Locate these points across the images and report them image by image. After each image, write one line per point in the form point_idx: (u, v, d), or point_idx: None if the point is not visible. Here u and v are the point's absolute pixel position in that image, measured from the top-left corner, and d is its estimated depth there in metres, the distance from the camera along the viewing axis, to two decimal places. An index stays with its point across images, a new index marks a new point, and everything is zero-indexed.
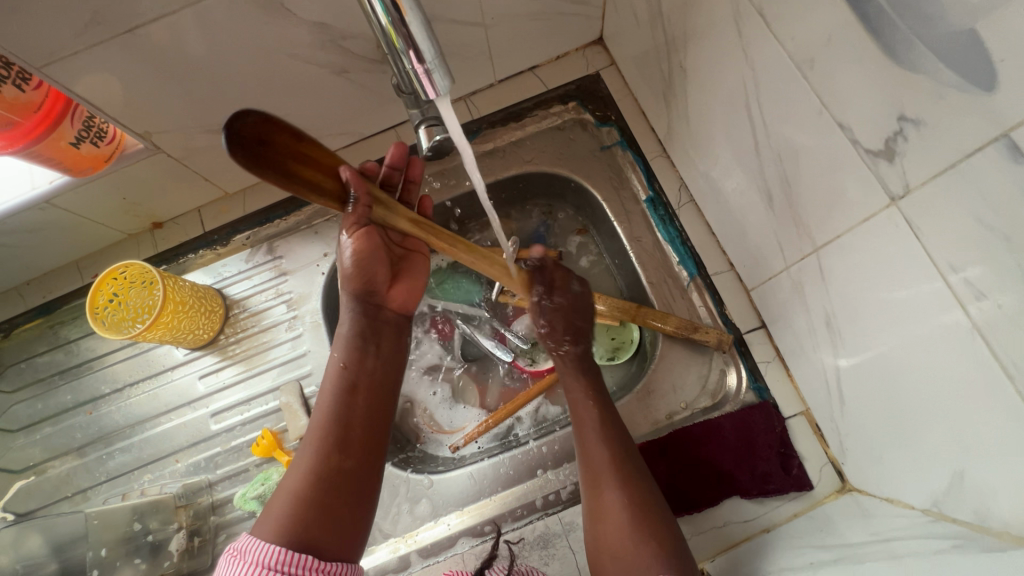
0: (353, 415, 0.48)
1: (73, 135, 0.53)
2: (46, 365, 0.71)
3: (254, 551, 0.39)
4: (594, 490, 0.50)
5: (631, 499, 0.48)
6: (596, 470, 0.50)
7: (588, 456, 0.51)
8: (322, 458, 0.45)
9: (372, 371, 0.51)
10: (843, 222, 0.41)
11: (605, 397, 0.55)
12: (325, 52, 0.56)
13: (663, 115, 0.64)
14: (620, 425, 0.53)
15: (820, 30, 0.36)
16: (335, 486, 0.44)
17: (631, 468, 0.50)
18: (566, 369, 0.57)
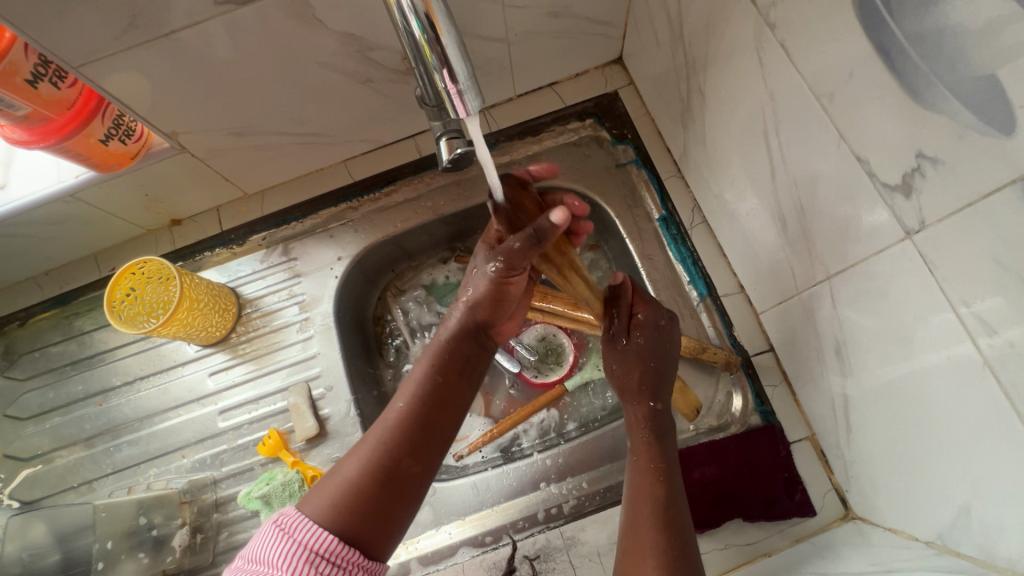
0: (433, 423, 0.48)
1: (103, 133, 0.54)
2: (59, 355, 0.72)
3: (303, 532, 0.41)
4: (631, 559, 0.47)
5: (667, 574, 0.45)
6: (638, 519, 0.49)
7: (636, 527, 0.48)
8: (389, 458, 0.46)
9: (461, 385, 0.51)
10: (855, 253, 0.42)
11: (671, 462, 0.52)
12: (351, 61, 0.57)
13: (679, 136, 0.65)
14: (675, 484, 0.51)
15: (839, 64, 0.37)
16: (393, 488, 0.45)
17: (682, 544, 0.47)
18: (640, 433, 0.55)
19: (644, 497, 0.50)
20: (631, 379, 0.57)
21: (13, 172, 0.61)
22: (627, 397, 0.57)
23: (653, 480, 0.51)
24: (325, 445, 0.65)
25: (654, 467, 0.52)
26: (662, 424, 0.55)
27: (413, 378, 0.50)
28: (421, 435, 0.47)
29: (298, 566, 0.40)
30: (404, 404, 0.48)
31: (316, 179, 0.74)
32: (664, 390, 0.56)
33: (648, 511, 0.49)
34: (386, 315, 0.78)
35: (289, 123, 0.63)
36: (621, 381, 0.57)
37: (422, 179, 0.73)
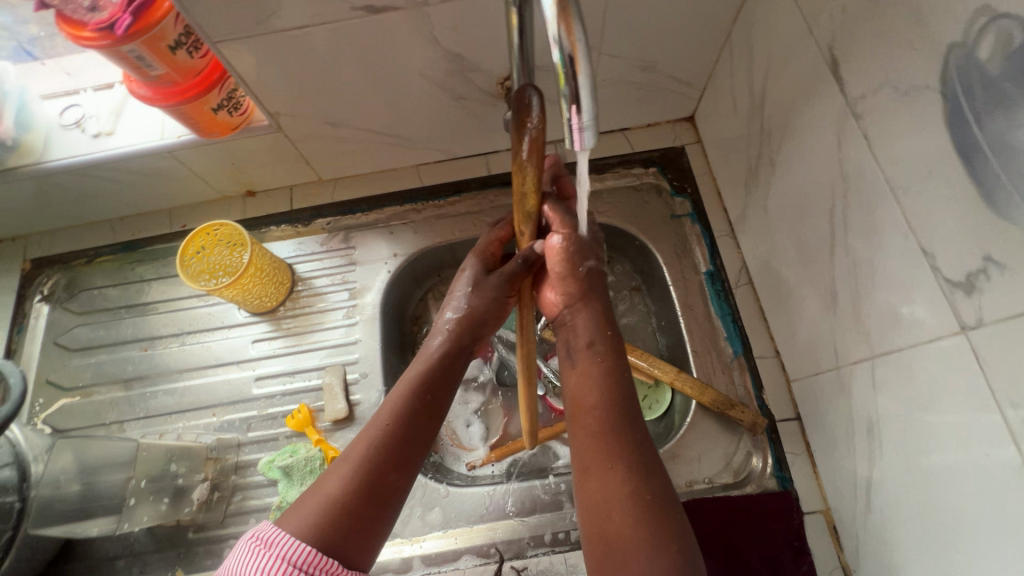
0: (415, 432, 0.49)
1: (216, 103, 0.58)
2: (116, 297, 0.75)
3: (281, 545, 0.40)
4: (594, 472, 0.43)
5: (639, 484, 0.42)
6: (596, 423, 0.45)
7: (593, 438, 0.45)
8: (370, 473, 0.46)
9: (443, 397, 0.52)
10: (902, 338, 0.44)
11: (620, 355, 0.50)
12: (452, 78, 0.62)
13: (739, 199, 0.69)
14: (631, 398, 0.47)
15: (918, 161, 0.39)
16: (375, 501, 0.45)
17: (651, 451, 0.44)
18: (594, 325, 0.52)
19: (596, 393, 0.47)
20: (581, 280, 0.54)
21: (122, 123, 0.66)
22: (581, 299, 0.54)
23: (603, 376, 0.48)
24: (350, 429, 0.67)
25: (604, 360, 0.49)
26: (608, 315, 0.53)
27: (395, 388, 0.51)
28: (402, 446, 0.48)
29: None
30: (386, 420, 0.49)
31: (387, 177, 0.78)
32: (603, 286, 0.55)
33: (601, 410, 0.46)
34: (423, 316, 0.81)
35: (379, 123, 0.68)
36: (575, 283, 0.54)
37: (486, 195, 0.77)
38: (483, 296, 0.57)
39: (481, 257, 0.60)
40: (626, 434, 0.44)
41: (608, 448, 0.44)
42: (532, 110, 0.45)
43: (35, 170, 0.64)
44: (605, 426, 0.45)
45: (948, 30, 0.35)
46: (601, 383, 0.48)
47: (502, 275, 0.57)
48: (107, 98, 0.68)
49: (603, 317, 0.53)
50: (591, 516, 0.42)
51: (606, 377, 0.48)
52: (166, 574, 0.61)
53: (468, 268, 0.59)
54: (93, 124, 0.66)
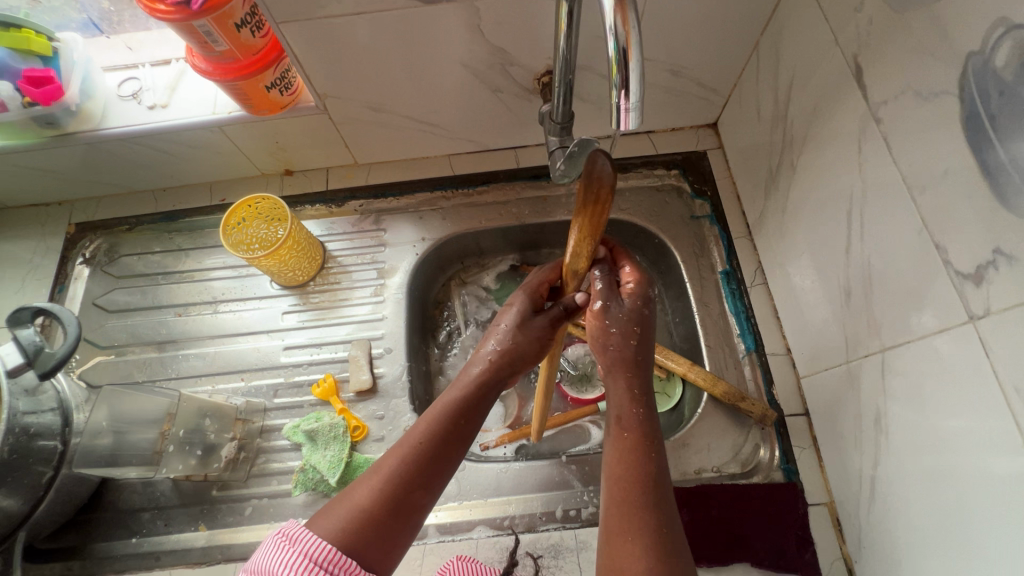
0: (444, 454, 0.50)
1: (270, 82, 0.62)
2: (155, 263, 0.79)
3: (303, 542, 0.43)
4: (615, 540, 0.44)
5: (656, 566, 0.42)
6: (624, 500, 0.46)
7: (620, 510, 0.45)
8: (398, 491, 0.47)
9: (473, 424, 0.52)
10: (913, 330, 0.46)
11: (655, 436, 0.50)
12: (493, 71, 0.66)
13: (758, 202, 0.71)
14: (661, 480, 0.47)
15: (935, 162, 0.42)
16: (399, 516, 0.47)
17: (673, 536, 0.44)
18: (630, 401, 0.51)
19: (625, 469, 0.47)
20: (618, 354, 0.53)
21: (176, 98, 0.70)
22: (615, 369, 0.53)
23: (634, 455, 0.48)
24: (373, 401, 0.69)
25: (639, 439, 0.49)
26: (645, 394, 0.52)
27: (431, 409, 0.52)
28: (429, 469, 0.49)
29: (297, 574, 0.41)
30: (418, 439, 0.49)
31: (420, 164, 0.81)
32: (645, 361, 0.54)
33: (631, 487, 0.46)
34: (445, 301, 0.84)
35: (419, 110, 0.71)
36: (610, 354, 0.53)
37: (513, 187, 0.80)
38: (528, 336, 0.55)
39: (531, 294, 0.58)
40: (649, 516, 0.45)
41: (630, 525, 0.44)
42: (602, 177, 0.45)
43: (92, 136, 0.68)
44: (631, 502, 0.45)
45: (969, 39, 0.38)
46: (632, 460, 0.48)
47: (548, 318, 0.56)
48: (163, 73, 0.72)
49: (638, 394, 0.51)
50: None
51: (637, 455, 0.48)
52: (189, 528, 0.64)
53: (514, 306, 0.56)
54: (150, 97, 0.70)
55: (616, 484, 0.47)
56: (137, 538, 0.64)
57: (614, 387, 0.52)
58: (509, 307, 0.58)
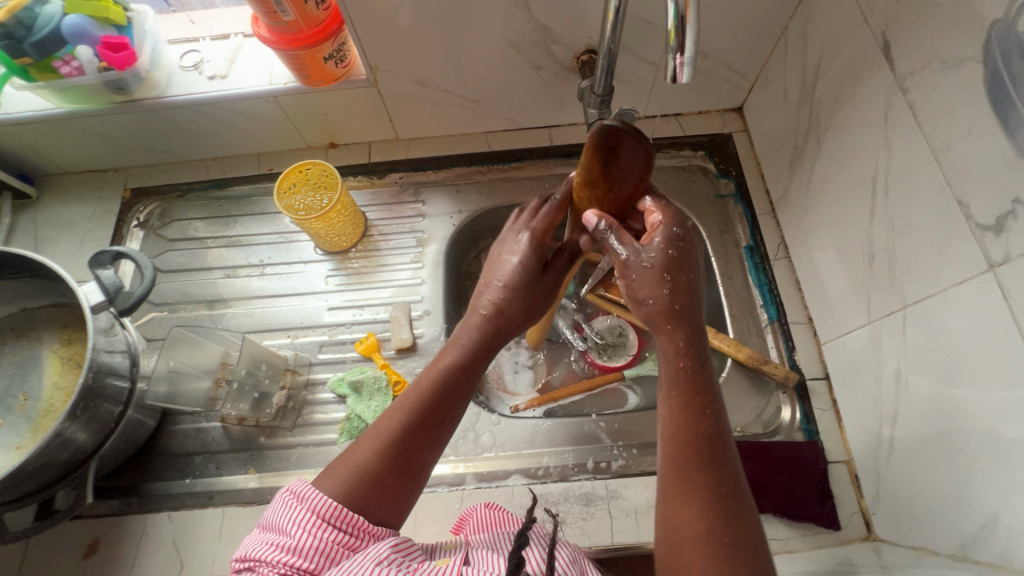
0: (443, 411, 0.51)
1: (328, 53, 0.67)
2: (205, 228, 0.83)
3: (311, 499, 0.45)
4: (672, 501, 0.44)
5: (717, 526, 0.41)
6: (679, 461, 0.44)
7: (676, 471, 0.44)
8: (403, 450, 0.49)
9: (471, 379, 0.53)
10: (935, 284, 0.49)
11: (711, 393, 0.47)
12: (536, 49, 0.70)
13: (782, 180, 0.75)
14: (718, 439, 0.45)
15: (959, 124, 0.45)
16: (404, 473, 0.49)
17: (735, 493, 0.43)
18: (680, 359, 0.48)
19: (677, 429, 0.46)
20: (653, 307, 0.49)
21: (235, 69, 0.74)
22: (657, 323, 0.49)
23: (687, 413, 0.46)
24: (412, 358, 0.73)
25: (694, 397, 0.46)
26: (699, 349, 0.48)
27: (429, 369, 0.53)
28: (429, 425, 0.50)
29: (308, 530, 0.43)
30: (416, 399, 0.51)
31: (458, 141, 0.85)
32: (686, 309, 0.49)
33: (687, 447, 0.45)
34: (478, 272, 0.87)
35: (462, 86, 0.75)
36: (648, 307, 0.49)
37: (547, 163, 0.84)
38: (530, 286, 0.55)
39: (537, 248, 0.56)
40: (708, 475, 0.43)
41: (686, 485, 0.43)
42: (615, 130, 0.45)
43: (157, 102, 0.72)
44: (687, 463, 0.44)
45: (993, 9, 0.41)
46: (684, 419, 0.46)
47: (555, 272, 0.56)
48: (222, 46, 0.76)
49: (686, 349, 0.48)
50: (665, 548, 0.43)
51: (689, 413, 0.46)
52: (239, 471, 0.68)
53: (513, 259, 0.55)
54: (210, 68, 0.74)
55: (671, 445, 0.45)
56: (190, 479, 0.67)
57: (665, 342, 0.48)
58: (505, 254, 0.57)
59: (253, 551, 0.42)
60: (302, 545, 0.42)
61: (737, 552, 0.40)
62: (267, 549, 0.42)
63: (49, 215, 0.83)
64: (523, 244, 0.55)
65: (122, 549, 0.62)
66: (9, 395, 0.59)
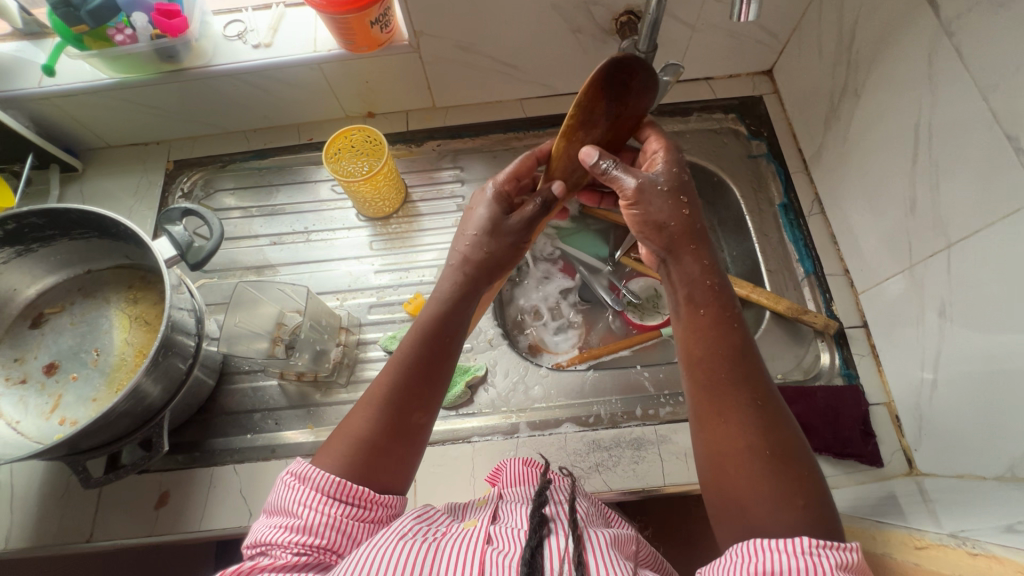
0: (432, 371, 0.52)
1: (375, 17, 0.68)
2: (249, 197, 0.85)
3: (313, 479, 0.46)
4: (710, 426, 0.45)
5: (759, 440, 0.43)
6: (712, 380, 0.46)
7: (710, 392, 0.45)
8: (397, 413, 0.50)
9: (455, 337, 0.54)
10: (982, 221, 0.51)
11: (730, 309, 0.49)
12: (577, 11, 0.71)
13: (816, 137, 0.77)
14: (746, 353, 0.47)
15: (1008, 62, 0.47)
16: (402, 437, 0.50)
17: (771, 403, 0.45)
18: (704, 278, 0.49)
19: (705, 349, 0.47)
20: (672, 225, 0.51)
21: (279, 38, 0.75)
22: (676, 246, 0.51)
23: (714, 332, 0.47)
24: None
25: (722, 314, 0.48)
26: (711, 262, 0.51)
27: (410, 334, 0.53)
28: (420, 386, 0.51)
29: (315, 508, 0.45)
30: (400, 364, 0.51)
31: (494, 108, 0.87)
32: (706, 230, 0.52)
33: (718, 367, 0.46)
34: None
35: (501, 51, 0.77)
36: (666, 231, 0.51)
37: None
38: (502, 242, 0.56)
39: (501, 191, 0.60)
40: (742, 389, 0.45)
41: (724, 405, 0.44)
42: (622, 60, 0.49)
43: (204, 71, 0.74)
44: (718, 381, 0.45)
45: None
46: (710, 339, 0.47)
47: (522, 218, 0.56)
48: (264, 16, 0.77)
49: (707, 266, 0.50)
50: (710, 470, 0.44)
51: (715, 332, 0.47)
52: (298, 427, 0.70)
53: (483, 208, 0.56)
54: (255, 37, 0.76)
55: (701, 368, 0.46)
56: (250, 435, 0.70)
57: (678, 263, 0.50)
58: (477, 212, 0.58)
59: (264, 535, 0.45)
60: (312, 524, 0.44)
61: (780, 461, 0.42)
62: (277, 532, 0.44)
63: (95, 187, 0.84)
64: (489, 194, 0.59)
65: (191, 501, 0.64)
66: (82, 350, 0.62)
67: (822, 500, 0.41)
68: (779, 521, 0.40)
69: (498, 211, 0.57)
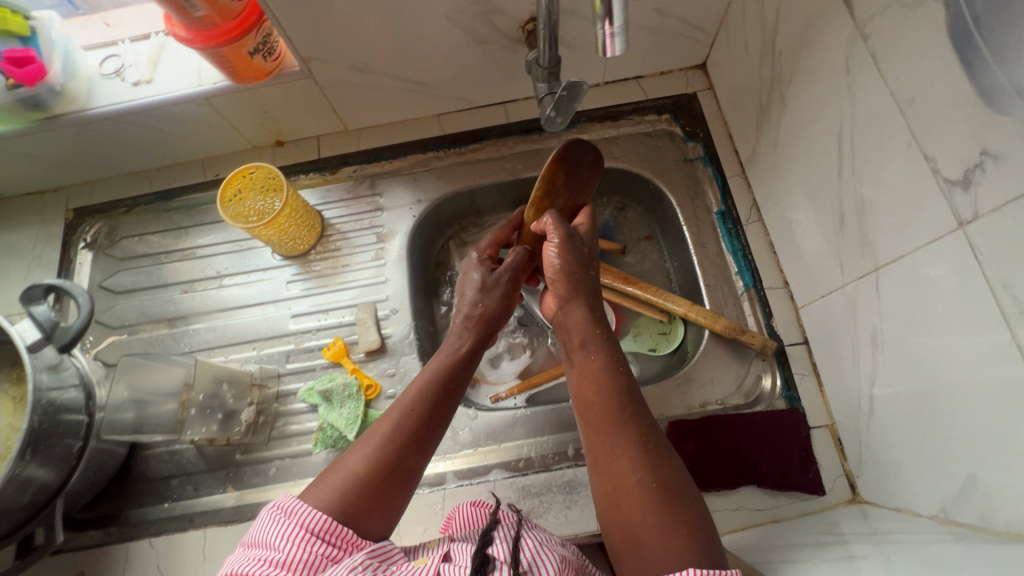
0: (435, 417, 0.52)
1: (253, 47, 0.61)
2: (156, 243, 0.79)
3: (300, 514, 0.44)
4: (604, 467, 0.46)
5: (645, 471, 0.44)
6: (602, 421, 0.48)
7: (600, 433, 0.47)
8: (393, 452, 0.49)
9: (458, 385, 0.55)
10: (905, 246, 0.47)
11: (615, 349, 0.52)
12: (476, 21, 0.65)
13: (750, 139, 0.72)
14: (633, 392, 0.49)
15: (923, 72, 0.42)
16: (395, 480, 0.48)
17: (657, 438, 0.47)
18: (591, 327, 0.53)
19: (598, 391, 0.49)
20: (579, 277, 0.56)
21: (160, 72, 0.69)
22: (574, 295, 0.55)
23: (603, 375, 0.50)
24: (383, 360, 0.71)
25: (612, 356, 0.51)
26: (600, 314, 0.54)
27: (421, 375, 0.54)
28: (423, 429, 0.51)
29: (295, 544, 0.42)
30: (410, 406, 0.52)
31: (410, 127, 0.81)
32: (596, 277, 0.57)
33: (608, 408, 0.48)
34: (446, 261, 0.84)
35: (404, 69, 0.71)
36: (570, 280, 0.56)
37: (505, 143, 0.80)
38: (492, 298, 0.62)
39: (482, 254, 0.65)
40: (629, 425, 0.47)
41: (612, 443, 0.46)
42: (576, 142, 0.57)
43: (79, 116, 0.68)
44: (609, 420, 0.47)
45: None
46: (602, 379, 0.50)
47: (506, 273, 0.63)
48: (144, 48, 0.71)
49: (597, 316, 0.54)
50: (607, 508, 0.45)
51: (605, 372, 0.50)
52: (218, 490, 0.66)
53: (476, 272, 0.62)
54: (133, 73, 0.69)
55: (592, 410, 0.49)
56: (169, 503, 0.66)
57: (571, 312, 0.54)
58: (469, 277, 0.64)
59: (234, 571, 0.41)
60: (290, 559, 0.41)
61: (665, 492, 0.43)
62: (252, 565, 0.41)
63: None
64: (474, 259, 0.65)
65: None
66: None
67: (707, 531, 0.42)
68: (667, 551, 0.41)
69: (486, 273, 0.63)
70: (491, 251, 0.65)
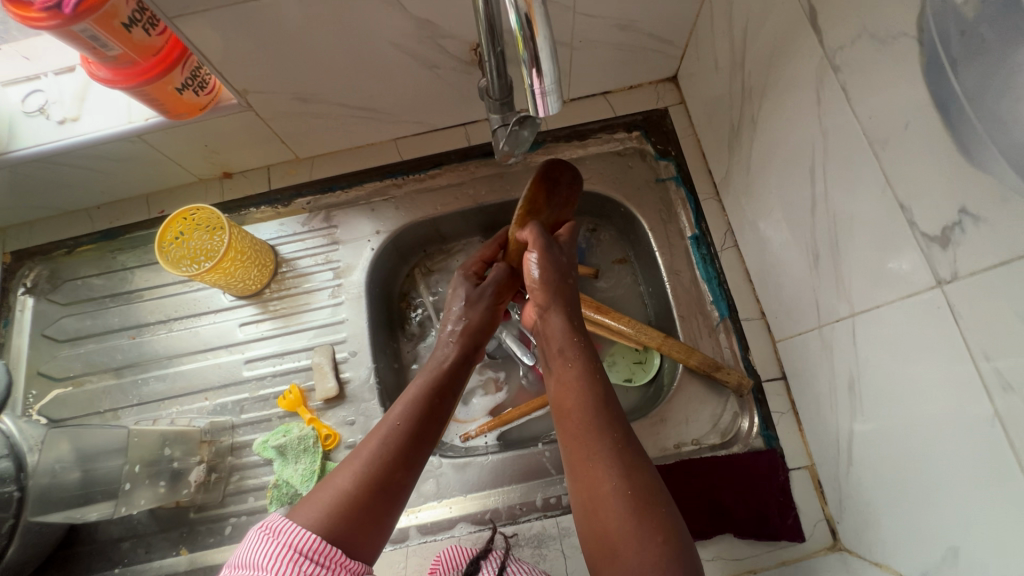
0: (427, 431, 0.49)
1: (180, 82, 0.56)
2: (99, 287, 0.75)
3: (288, 533, 0.40)
4: (581, 474, 0.43)
5: (622, 478, 0.42)
6: (579, 429, 0.45)
7: (575, 440, 0.45)
8: (383, 465, 0.45)
9: (447, 403, 0.53)
10: (881, 296, 0.43)
11: (594, 357, 0.49)
12: (423, 46, 0.60)
13: (723, 160, 0.68)
14: (610, 399, 0.47)
15: (896, 114, 0.38)
16: (385, 496, 0.45)
17: (633, 443, 0.44)
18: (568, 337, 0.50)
19: (576, 397, 0.47)
20: (558, 287, 0.54)
21: (87, 108, 0.64)
22: (551, 304, 0.53)
23: (579, 382, 0.47)
24: (341, 407, 0.67)
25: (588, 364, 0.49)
26: (578, 322, 0.52)
27: (409, 390, 0.52)
28: (415, 445, 0.48)
29: (282, 565, 0.38)
30: (401, 420, 0.48)
31: (366, 153, 0.76)
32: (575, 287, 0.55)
33: (584, 415, 0.45)
34: (411, 291, 0.80)
35: (352, 97, 0.66)
36: (551, 291, 0.54)
37: (467, 167, 0.75)
38: (476, 312, 0.60)
39: (465, 272, 0.63)
40: (605, 431, 0.44)
41: (588, 450, 0.44)
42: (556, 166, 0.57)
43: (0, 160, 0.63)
44: (585, 427, 0.45)
45: None
46: (580, 386, 0.47)
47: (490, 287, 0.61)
48: (70, 82, 0.66)
49: (575, 324, 0.52)
50: (586, 518, 0.42)
51: (584, 379, 0.47)
52: (171, 553, 0.63)
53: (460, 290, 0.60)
54: (58, 110, 0.64)
55: (570, 417, 0.46)
56: (119, 569, 0.63)
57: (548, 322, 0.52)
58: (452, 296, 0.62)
59: None
60: None
61: (641, 500, 0.41)
62: None
63: None
64: (456, 278, 0.62)
65: None
66: None
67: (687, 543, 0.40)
68: (643, 560, 0.38)
69: (470, 289, 0.61)
70: (476, 269, 0.63)
